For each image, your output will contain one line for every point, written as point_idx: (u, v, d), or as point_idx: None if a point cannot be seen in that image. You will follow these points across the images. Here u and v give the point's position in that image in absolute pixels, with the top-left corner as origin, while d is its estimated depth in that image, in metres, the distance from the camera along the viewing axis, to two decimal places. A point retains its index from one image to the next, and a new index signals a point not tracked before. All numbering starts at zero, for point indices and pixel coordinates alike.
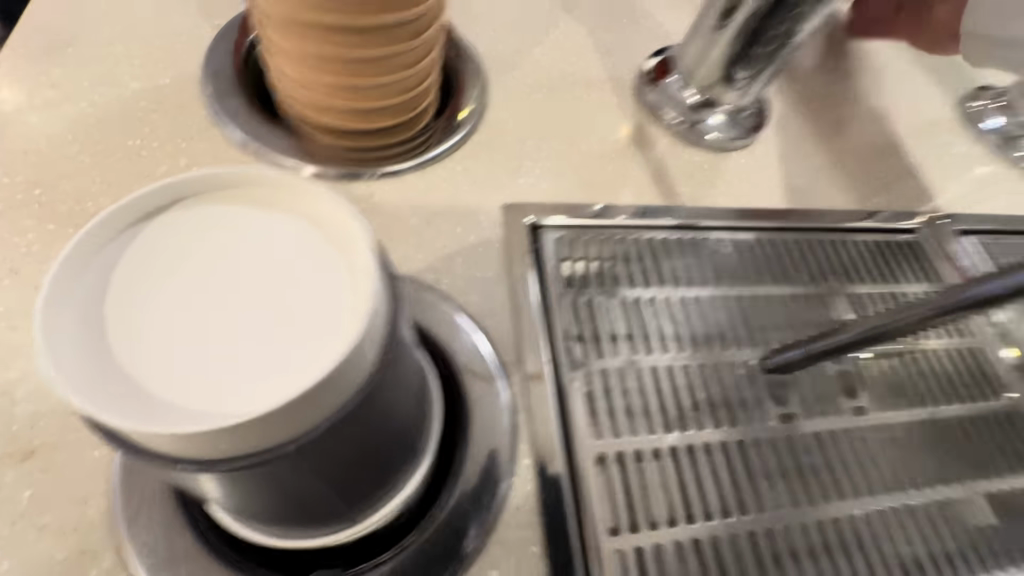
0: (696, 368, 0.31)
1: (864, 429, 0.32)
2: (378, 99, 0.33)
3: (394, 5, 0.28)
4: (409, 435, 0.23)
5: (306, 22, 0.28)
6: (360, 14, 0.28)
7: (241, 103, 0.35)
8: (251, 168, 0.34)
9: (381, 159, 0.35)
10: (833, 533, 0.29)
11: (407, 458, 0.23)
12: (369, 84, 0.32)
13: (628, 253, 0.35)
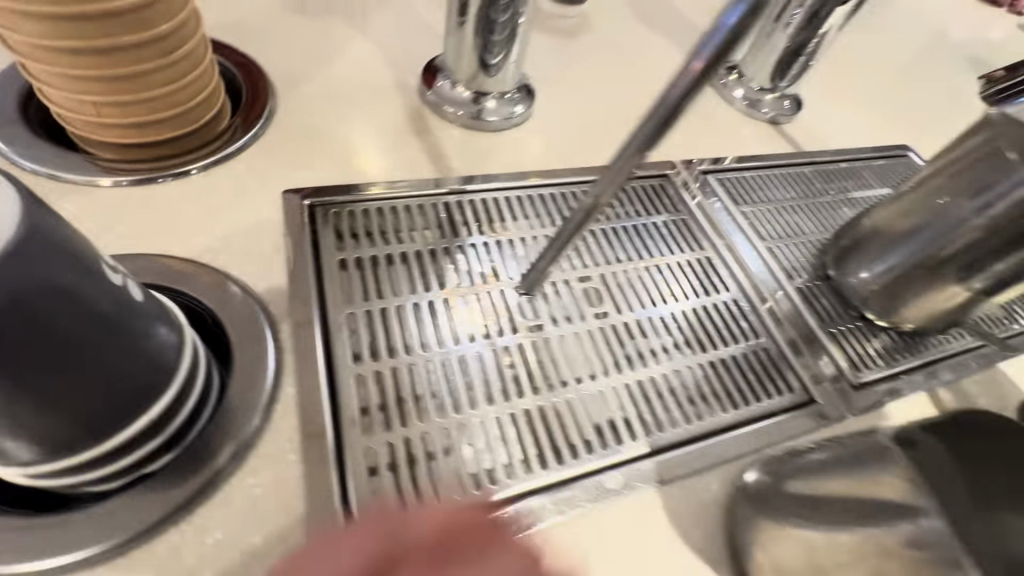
0: (455, 299, 0.37)
1: (598, 327, 0.38)
2: (156, 111, 0.37)
3: (141, 26, 0.34)
4: (121, 367, 0.24)
5: (60, 49, 0.33)
6: (105, 32, 0.33)
7: (25, 133, 0.39)
8: (33, 184, 0.37)
9: (177, 162, 0.40)
10: (570, 407, 0.34)
11: (130, 391, 0.24)
12: (143, 98, 0.36)
13: (399, 217, 0.40)
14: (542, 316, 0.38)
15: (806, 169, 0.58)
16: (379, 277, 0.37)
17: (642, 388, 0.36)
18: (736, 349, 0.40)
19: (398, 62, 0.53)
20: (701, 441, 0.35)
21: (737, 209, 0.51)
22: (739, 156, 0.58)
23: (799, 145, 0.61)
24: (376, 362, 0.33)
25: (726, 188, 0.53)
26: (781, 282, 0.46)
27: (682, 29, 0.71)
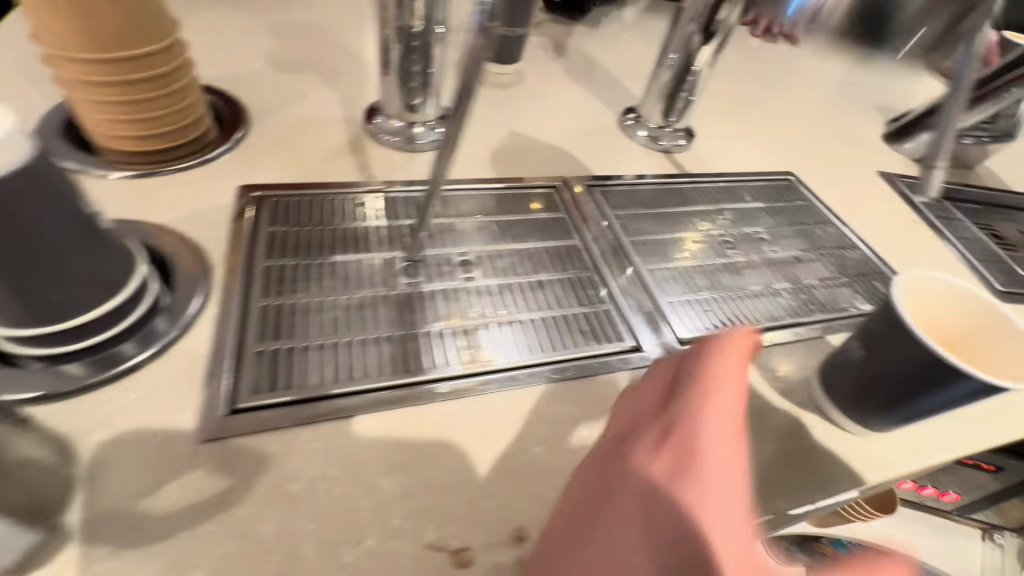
0: (355, 262, 0.49)
1: (464, 286, 0.50)
2: (160, 128, 0.54)
3: (150, 69, 0.50)
4: (85, 263, 0.36)
5: (98, 86, 0.49)
6: (129, 74, 0.49)
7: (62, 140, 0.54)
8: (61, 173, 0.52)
9: (174, 163, 0.56)
10: (427, 338, 0.44)
11: (89, 283, 0.36)
12: (150, 118, 0.52)
13: (326, 209, 0.54)
14: (421, 278, 0.50)
15: (681, 184, 0.70)
16: (299, 244, 0.50)
17: (489, 330, 0.46)
18: (579, 309, 0.50)
19: (348, 105, 0.69)
20: (526, 368, 0.44)
21: (611, 213, 0.62)
22: (625, 175, 0.70)
23: (684, 170, 0.73)
24: (279, 298, 0.45)
25: (604, 198, 0.64)
26: (636, 266, 0.56)
27: (597, 86, 0.87)
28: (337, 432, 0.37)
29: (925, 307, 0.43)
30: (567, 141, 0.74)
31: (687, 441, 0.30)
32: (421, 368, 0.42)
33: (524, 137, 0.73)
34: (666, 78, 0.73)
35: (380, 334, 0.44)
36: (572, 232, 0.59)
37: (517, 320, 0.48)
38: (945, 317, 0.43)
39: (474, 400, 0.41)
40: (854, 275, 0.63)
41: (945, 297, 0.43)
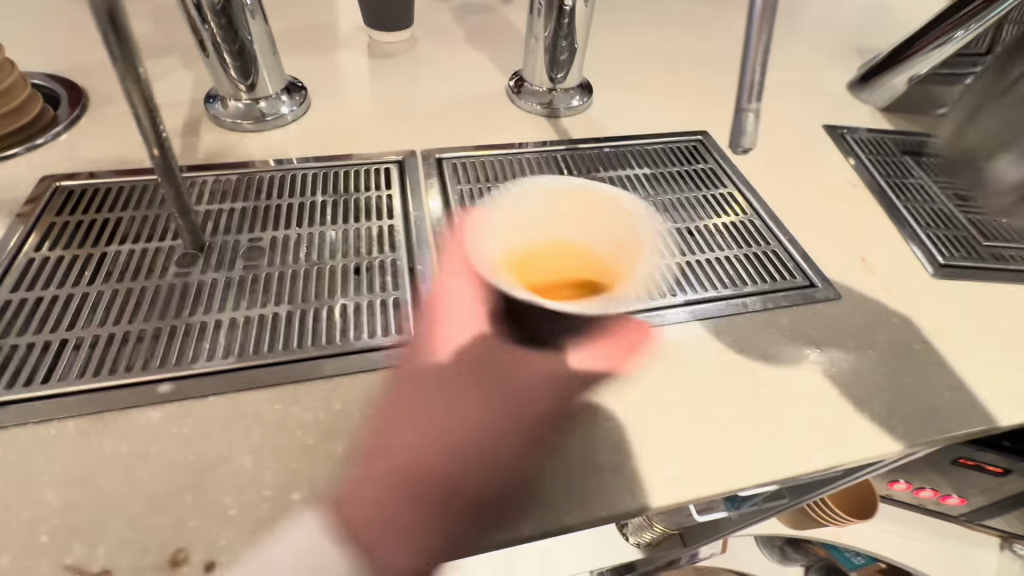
0: (129, 252, 0.46)
1: (240, 275, 0.45)
2: None
3: None
4: None
5: None
6: None
7: None
8: None
9: (2, 150, 0.55)
10: (170, 332, 0.41)
11: None
12: None
13: (128, 195, 0.52)
14: (193, 269, 0.45)
15: (558, 152, 0.61)
16: (80, 235, 0.48)
17: (248, 323, 0.42)
18: (367, 298, 0.44)
19: (199, 86, 0.65)
20: (273, 366, 0.40)
21: (454, 188, 0.56)
22: (493, 144, 0.62)
23: (568, 136, 0.64)
24: (31, 293, 0.43)
25: (454, 171, 0.58)
26: (457, 248, 0.49)
27: (499, 46, 0.78)
28: (28, 439, 0.35)
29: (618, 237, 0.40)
30: (440, 109, 0.67)
31: (473, 364, 0.39)
32: (151, 366, 0.39)
33: (391, 106, 0.67)
34: (542, 38, 0.63)
35: (121, 330, 0.41)
36: (397, 211, 0.52)
37: (286, 312, 0.43)
38: (562, 263, 0.44)
39: (197, 403, 0.37)
40: (744, 248, 0.52)
41: (616, 227, 0.41)
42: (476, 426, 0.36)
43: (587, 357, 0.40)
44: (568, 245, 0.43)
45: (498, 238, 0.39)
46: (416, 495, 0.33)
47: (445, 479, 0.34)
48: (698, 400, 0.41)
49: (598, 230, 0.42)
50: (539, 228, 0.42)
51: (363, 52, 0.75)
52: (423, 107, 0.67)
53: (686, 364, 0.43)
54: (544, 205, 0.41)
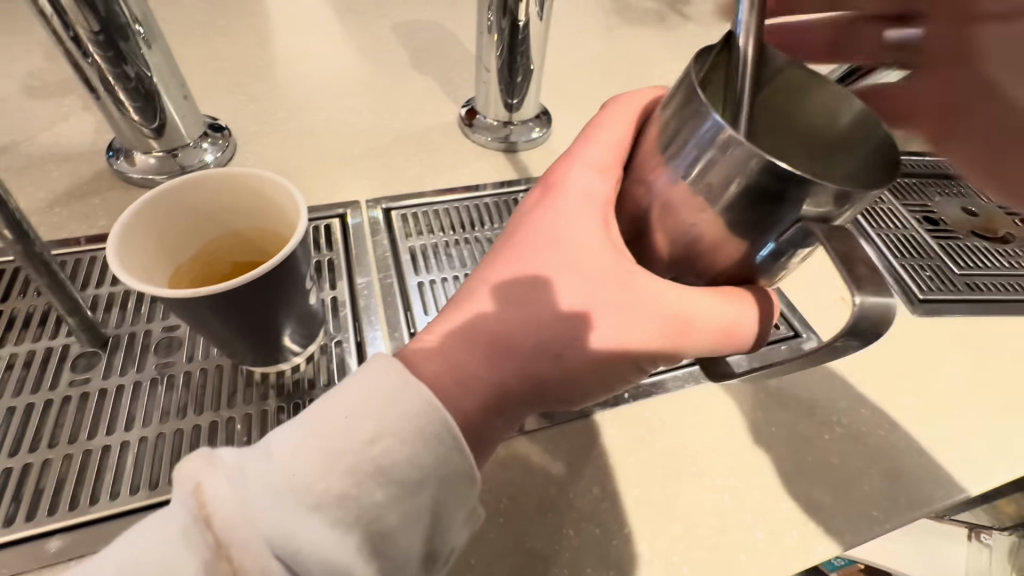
0: (15, 358, 0.39)
1: (151, 376, 0.38)
2: None
3: None
4: None
5: None
6: None
7: None
8: None
9: None
10: (64, 464, 0.34)
11: None
12: None
13: (6, 282, 0.43)
14: (95, 371, 0.38)
15: (520, 195, 0.56)
16: None
17: (163, 440, 0.35)
18: (304, 396, 0.38)
19: (99, 132, 0.56)
20: None
21: (404, 244, 0.49)
22: (448, 186, 0.56)
23: (528, 174, 0.59)
24: None
25: (404, 223, 0.52)
26: (409, 320, 0.44)
27: (451, 70, 0.72)
28: None
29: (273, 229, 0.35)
30: (386, 145, 0.61)
31: None
32: (37, 515, 0.32)
33: (332, 144, 0.60)
34: (495, 62, 0.58)
35: (6, 465, 0.34)
36: (341, 277, 0.46)
37: (210, 421, 0.37)
38: (255, 245, 0.36)
39: None
40: None
41: (281, 221, 0.34)
42: (535, 320, 0.29)
43: (715, 307, 0.31)
44: (216, 225, 0.35)
45: (147, 234, 0.31)
46: (541, 315, 0.29)
47: (504, 340, 0.29)
48: (690, 491, 0.36)
49: (255, 212, 0.34)
50: (207, 207, 0.34)
51: (296, 84, 0.68)
52: (368, 144, 0.60)
53: (673, 447, 0.38)
54: (203, 191, 0.33)
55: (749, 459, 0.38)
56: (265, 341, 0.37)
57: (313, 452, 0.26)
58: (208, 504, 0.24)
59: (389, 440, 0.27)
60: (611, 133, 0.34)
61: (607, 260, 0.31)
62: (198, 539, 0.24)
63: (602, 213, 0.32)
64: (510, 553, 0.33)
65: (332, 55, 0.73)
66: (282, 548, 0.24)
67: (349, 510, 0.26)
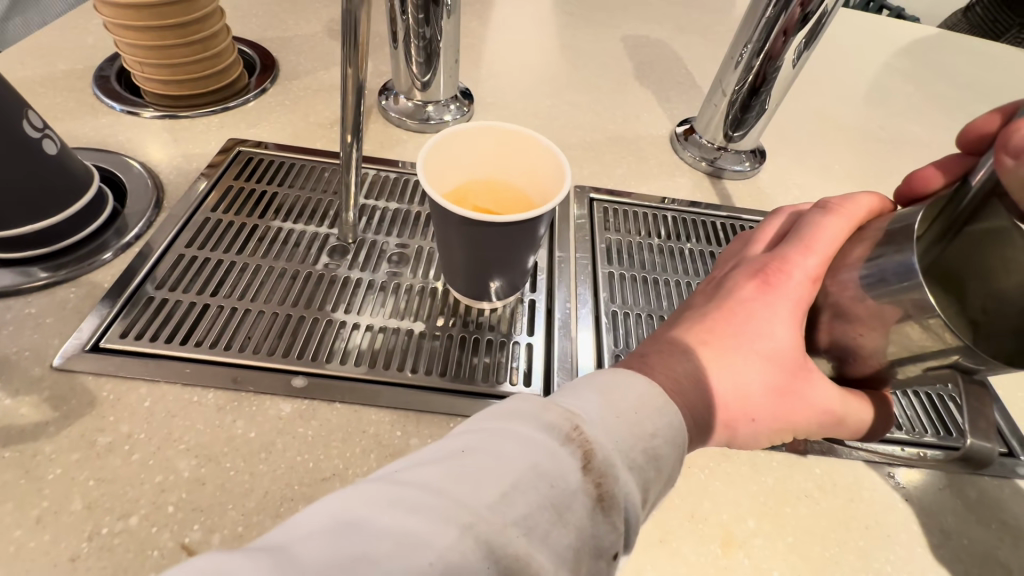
0: (288, 232, 0.48)
1: (382, 279, 0.45)
2: (186, 64, 0.56)
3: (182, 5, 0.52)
4: (50, 195, 0.41)
5: (144, 30, 0.52)
6: (163, 19, 0.52)
7: (116, 72, 0.61)
8: (107, 105, 0.57)
9: (195, 104, 0.59)
10: (310, 324, 0.41)
11: (46, 213, 0.41)
12: (177, 53, 0.55)
13: (291, 174, 0.53)
14: (342, 261, 0.46)
15: (716, 219, 0.56)
16: (251, 202, 0.50)
17: (383, 333, 0.42)
18: (484, 335, 0.43)
19: (373, 76, 0.67)
20: (398, 387, 0.39)
21: (601, 234, 0.52)
22: (649, 194, 0.58)
23: (728, 202, 0.59)
24: (198, 252, 0.45)
25: (604, 215, 0.54)
26: (594, 302, 0.47)
27: (668, 88, 0.74)
28: (171, 398, 0.36)
29: (526, 176, 0.39)
30: (598, 142, 0.64)
31: None
32: (293, 355, 0.39)
33: (550, 129, 0.65)
34: (733, 91, 0.58)
35: (273, 310, 0.42)
36: (542, 246, 0.50)
37: (419, 330, 0.42)
38: (504, 197, 0.41)
39: (324, 407, 0.37)
40: None
41: (537, 184, 0.39)
42: (744, 389, 0.30)
43: (861, 416, 0.33)
44: (484, 169, 0.40)
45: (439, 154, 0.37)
46: (725, 397, 0.30)
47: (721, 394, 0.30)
48: (852, 564, 0.34)
49: (521, 169, 0.39)
50: (491, 153, 0.39)
51: (528, 70, 0.74)
52: (581, 137, 0.64)
53: (841, 515, 0.36)
54: (498, 140, 0.39)
55: (930, 560, 0.34)
56: (478, 274, 0.41)
57: (630, 419, 0.27)
58: (586, 438, 0.25)
59: (675, 439, 0.28)
60: (825, 240, 0.34)
61: (798, 354, 0.31)
62: (571, 463, 0.24)
63: (801, 318, 0.32)
64: (657, 549, 0.33)
65: (564, 52, 0.79)
66: (624, 496, 0.25)
67: (653, 480, 0.27)
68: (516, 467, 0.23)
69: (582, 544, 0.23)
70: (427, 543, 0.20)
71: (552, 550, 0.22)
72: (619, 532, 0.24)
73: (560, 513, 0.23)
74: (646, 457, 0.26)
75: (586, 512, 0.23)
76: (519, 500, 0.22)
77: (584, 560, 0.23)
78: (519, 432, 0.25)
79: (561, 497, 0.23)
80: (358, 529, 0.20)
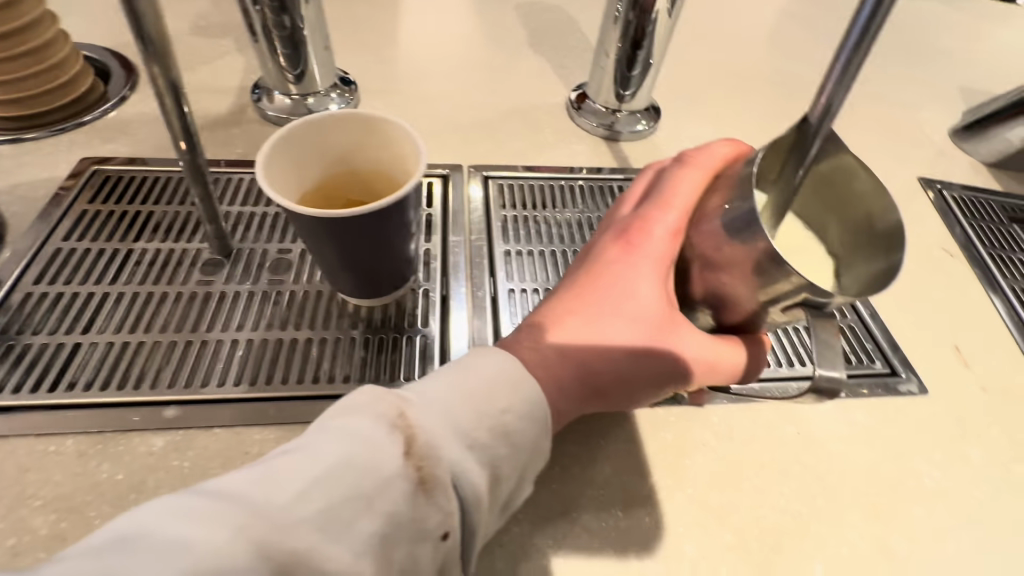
0: (155, 252, 0.44)
1: (263, 289, 0.43)
2: (18, 80, 0.50)
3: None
4: None
5: None
6: None
7: None
8: None
9: (43, 123, 0.54)
10: (184, 348, 0.39)
11: None
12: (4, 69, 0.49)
13: (157, 189, 0.49)
14: (218, 276, 0.43)
15: (614, 184, 0.56)
16: (111, 225, 0.46)
17: (265, 347, 0.39)
18: (387, 334, 0.41)
19: (248, 72, 0.62)
20: (286, 401, 0.37)
21: (498, 212, 0.51)
22: (547, 166, 0.57)
23: (627, 164, 0.59)
24: (50, 287, 0.41)
25: (500, 193, 0.53)
26: (492, 284, 0.46)
27: (564, 54, 0.73)
28: (26, 451, 0.33)
29: (389, 162, 0.37)
30: (493, 118, 0.62)
31: None
32: (169, 385, 0.36)
33: (443, 108, 0.63)
34: (615, 50, 0.57)
35: (141, 339, 0.39)
36: (435, 233, 0.48)
37: (306, 337, 0.40)
38: (376, 187, 0.39)
39: (202, 434, 0.35)
40: (855, 331, 0.45)
41: (401, 168, 0.37)
42: (607, 351, 0.31)
43: (734, 358, 0.33)
44: (348, 164, 0.38)
45: (288, 157, 0.35)
46: (588, 364, 0.31)
47: (585, 359, 0.31)
48: (747, 504, 0.35)
49: (383, 157, 0.37)
50: (348, 145, 0.37)
51: (418, 48, 0.71)
52: (476, 114, 0.63)
53: (737, 459, 0.37)
54: (350, 130, 0.36)
55: (820, 487, 0.36)
56: (355, 269, 0.38)
57: (466, 400, 0.28)
58: (409, 423, 0.25)
59: (520, 413, 0.29)
60: (682, 192, 0.34)
61: (657, 309, 0.32)
62: (391, 449, 0.24)
63: (661, 273, 0.33)
64: (559, 521, 0.33)
65: (456, 26, 0.76)
66: (449, 475, 0.25)
67: (500, 456, 0.28)
68: (325, 460, 0.23)
69: (396, 529, 0.23)
70: (193, 548, 0.19)
71: (352, 541, 0.22)
72: (446, 511, 0.25)
73: (369, 501, 0.23)
74: (481, 429, 0.27)
75: (403, 497, 0.24)
76: (319, 495, 0.22)
77: (400, 545, 0.24)
78: (343, 424, 0.25)
79: (373, 486, 0.23)
80: (116, 545, 0.19)
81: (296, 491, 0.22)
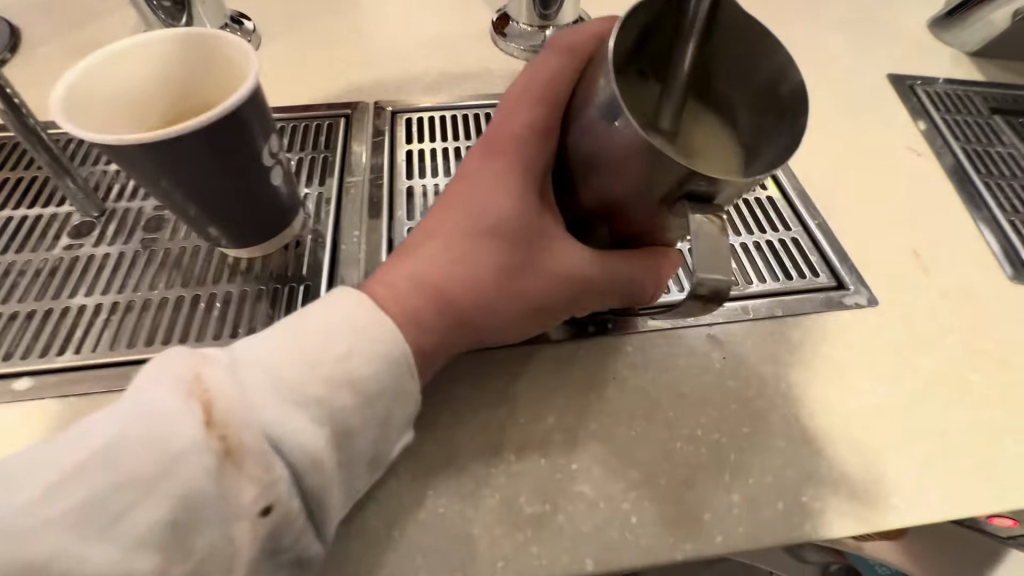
0: (19, 219, 0.41)
1: (134, 249, 0.39)
2: None
3: None
4: None
5: None
6: None
7: None
8: None
9: None
10: (45, 317, 0.36)
11: None
12: None
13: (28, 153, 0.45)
14: (87, 238, 0.40)
15: None
16: None
17: (134, 310, 0.37)
18: (289, 284, 0.38)
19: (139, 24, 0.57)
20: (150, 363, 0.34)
21: (402, 148, 0.47)
22: (465, 96, 0.52)
23: None
24: None
25: (409, 129, 0.48)
26: (391, 226, 0.42)
27: None
28: None
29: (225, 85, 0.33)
30: (408, 49, 0.57)
31: None
32: (31, 356, 0.34)
33: (353, 43, 0.57)
34: None
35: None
36: (331, 176, 0.44)
37: (173, 297, 0.37)
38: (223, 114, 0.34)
39: (57, 404, 0.33)
40: (799, 242, 0.40)
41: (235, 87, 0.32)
42: (471, 280, 0.26)
43: (631, 273, 0.28)
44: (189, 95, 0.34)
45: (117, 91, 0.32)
46: (451, 294, 0.26)
47: (445, 291, 0.26)
48: (659, 438, 0.31)
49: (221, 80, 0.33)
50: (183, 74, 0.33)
51: None
52: (390, 47, 0.57)
53: (651, 390, 0.33)
54: (187, 50, 0.32)
55: (745, 414, 0.32)
56: (214, 211, 0.34)
57: (291, 353, 0.23)
58: (199, 388, 0.21)
59: (369, 358, 0.24)
60: (558, 74, 0.27)
61: (528, 222, 0.26)
62: (171, 422, 0.20)
63: (534, 180, 0.27)
64: (442, 470, 0.30)
65: None
66: (262, 443, 0.21)
67: (340, 411, 0.23)
68: (89, 445, 0.20)
69: (190, 513, 0.19)
70: None
71: (126, 533, 0.19)
72: (263, 483, 0.21)
73: (146, 485, 0.19)
74: (311, 384, 0.23)
75: (193, 476, 0.19)
76: (79, 485, 0.19)
77: (203, 529, 0.20)
78: (128, 399, 0.21)
79: (148, 468, 0.19)
80: None
81: (51, 484, 0.19)
